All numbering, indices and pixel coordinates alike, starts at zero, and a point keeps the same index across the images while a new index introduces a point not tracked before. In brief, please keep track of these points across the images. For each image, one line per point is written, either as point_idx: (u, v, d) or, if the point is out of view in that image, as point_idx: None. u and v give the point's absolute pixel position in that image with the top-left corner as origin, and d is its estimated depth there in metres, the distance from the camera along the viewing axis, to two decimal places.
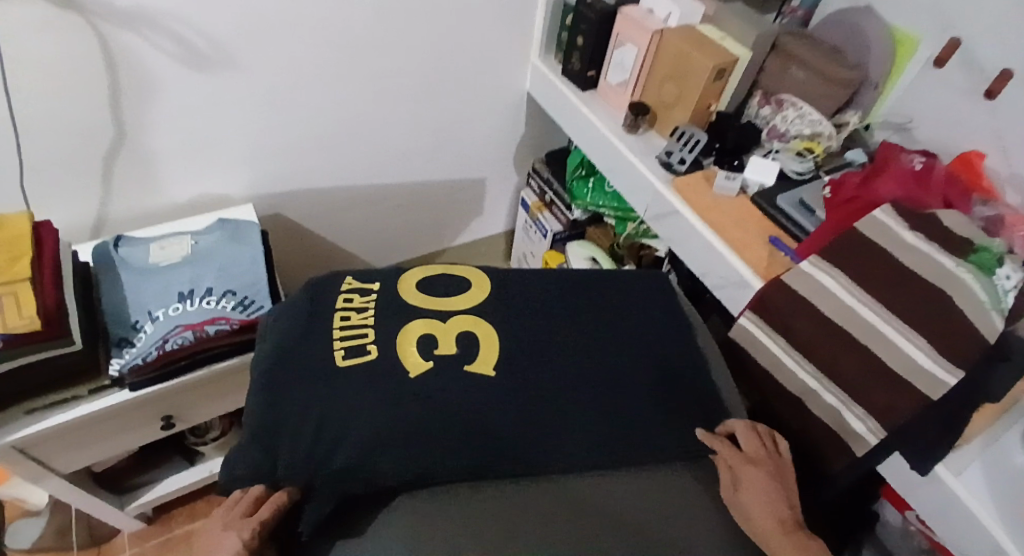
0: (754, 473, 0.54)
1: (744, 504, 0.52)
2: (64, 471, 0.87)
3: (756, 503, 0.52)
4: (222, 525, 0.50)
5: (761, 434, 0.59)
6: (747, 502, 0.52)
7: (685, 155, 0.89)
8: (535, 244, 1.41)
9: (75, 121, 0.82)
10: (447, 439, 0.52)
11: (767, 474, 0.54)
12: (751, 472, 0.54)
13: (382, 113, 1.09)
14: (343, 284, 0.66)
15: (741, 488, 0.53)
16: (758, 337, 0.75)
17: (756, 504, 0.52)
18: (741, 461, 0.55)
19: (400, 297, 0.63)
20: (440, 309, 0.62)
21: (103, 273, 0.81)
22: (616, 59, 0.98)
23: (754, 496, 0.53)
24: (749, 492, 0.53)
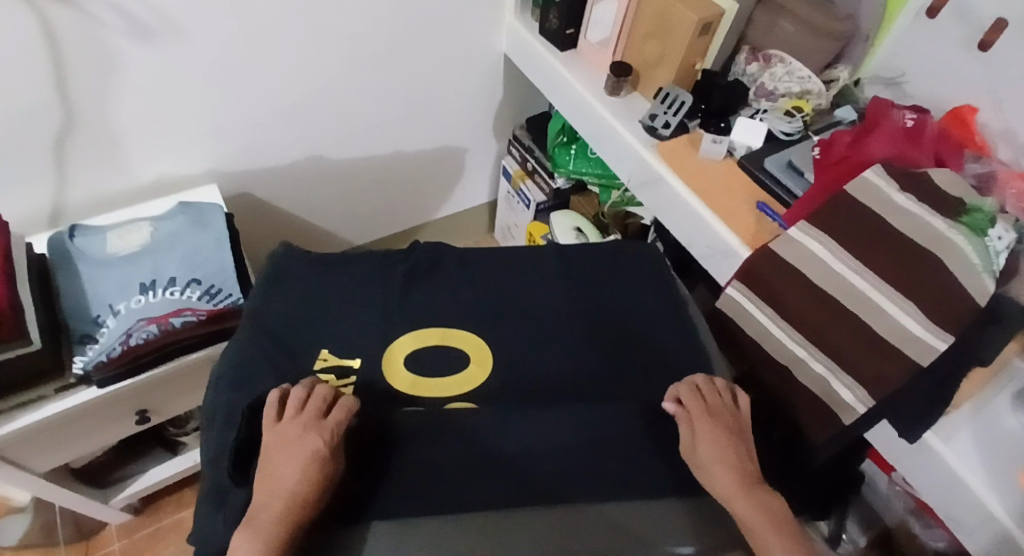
0: (710, 427, 0.55)
1: (701, 445, 0.54)
2: (39, 471, 0.84)
3: (710, 448, 0.54)
4: (295, 435, 0.51)
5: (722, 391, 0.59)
6: (705, 448, 0.54)
7: (669, 118, 0.84)
8: (518, 215, 1.37)
9: (13, 104, 0.76)
10: (465, 482, 0.53)
11: (706, 410, 0.56)
12: (697, 413, 0.56)
13: (349, 80, 1.03)
14: (319, 358, 0.65)
15: (693, 426, 0.55)
16: (746, 307, 0.73)
17: (712, 446, 0.54)
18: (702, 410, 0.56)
19: (385, 382, 0.63)
20: (431, 393, 0.62)
21: (59, 266, 0.76)
22: (596, 16, 0.95)
23: (706, 434, 0.54)
24: (707, 435, 0.54)
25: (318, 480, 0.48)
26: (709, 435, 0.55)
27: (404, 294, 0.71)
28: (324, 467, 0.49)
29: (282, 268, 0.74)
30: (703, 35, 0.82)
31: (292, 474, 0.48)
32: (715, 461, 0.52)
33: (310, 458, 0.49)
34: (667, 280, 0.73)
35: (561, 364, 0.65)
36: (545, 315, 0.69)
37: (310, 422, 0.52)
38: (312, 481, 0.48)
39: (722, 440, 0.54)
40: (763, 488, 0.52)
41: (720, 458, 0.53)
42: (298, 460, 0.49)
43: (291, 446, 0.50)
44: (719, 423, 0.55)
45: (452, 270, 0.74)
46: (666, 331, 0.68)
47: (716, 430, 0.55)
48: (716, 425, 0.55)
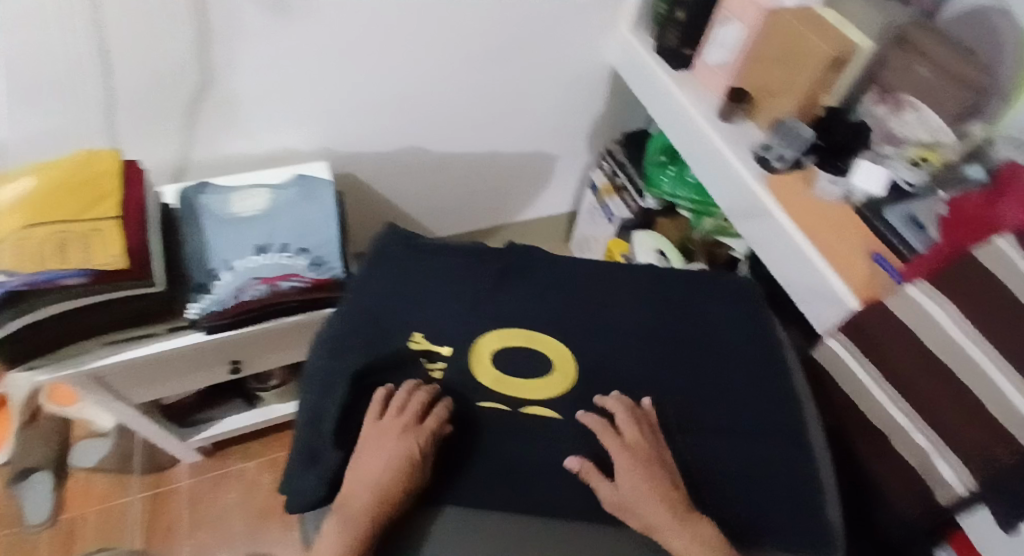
0: (623, 461, 0.54)
1: (621, 485, 0.53)
2: (136, 401, 0.92)
3: (632, 486, 0.52)
4: (391, 436, 0.55)
5: (639, 419, 0.58)
6: (628, 485, 0.52)
7: (785, 152, 0.83)
8: (600, 229, 1.38)
9: (160, 63, 0.83)
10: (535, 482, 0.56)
11: (624, 449, 0.55)
12: (615, 453, 0.55)
13: (458, 77, 1.06)
14: (412, 340, 0.67)
15: (618, 474, 0.53)
16: (843, 360, 0.72)
17: (632, 483, 0.52)
18: (621, 447, 0.55)
19: (470, 374, 0.65)
20: (510, 394, 0.63)
21: (185, 217, 0.82)
22: (717, 38, 0.92)
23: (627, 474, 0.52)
24: (627, 474, 0.53)
25: (405, 484, 0.53)
26: (635, 477, 0.53)
27: (497, 287, 0.72)
28: (409, 474, 0.53)
29: (383, 251, 0.76)
30: (832, 71, 0.80)
31: (382, 474, 0.53)
32: (652, 508, 0.51)
33: (402, 463, 0.53)
34: (763, 315, 0.71)
35: (647, 382, 0.65)
36: (638, 336, 0.69)
37: (409, 426, 0.55)
38: (399, 484, 0.52)
39: (642, 475, 0.53)
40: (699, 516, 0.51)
41: (656, 503, 0.51)
42: (390, 461, 0.53)
43: (385, 447, 0.55)
44: (642, 463, 0.54)
45: (545, 274, 0.74)
46: (757, 371, 0.66)
47: (636, 467, 0.54)
48: (642, 465, 0.53)
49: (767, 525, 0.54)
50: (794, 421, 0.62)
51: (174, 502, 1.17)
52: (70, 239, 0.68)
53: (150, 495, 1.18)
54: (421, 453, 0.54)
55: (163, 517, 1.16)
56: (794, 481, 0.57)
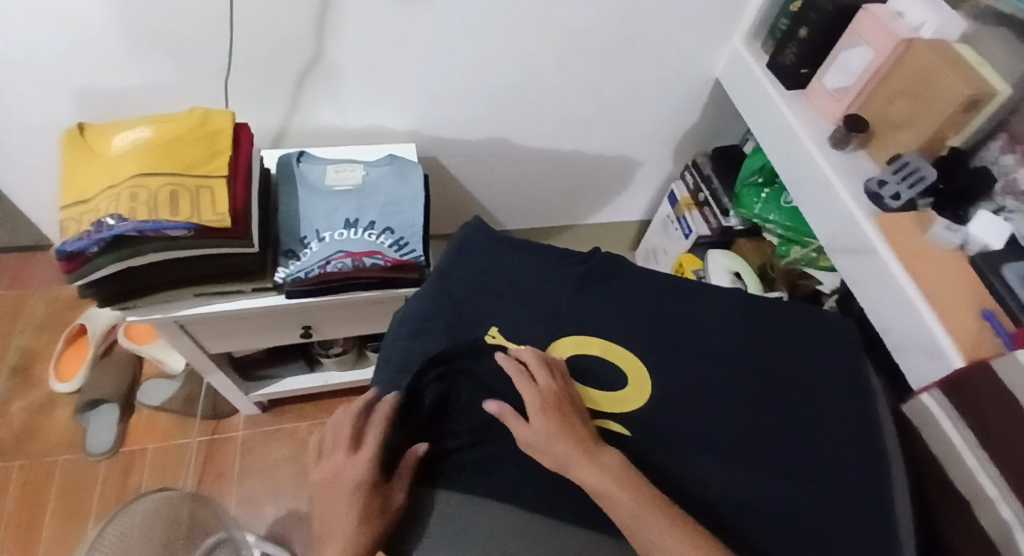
0: (529, 397, 0.58)
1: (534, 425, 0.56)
2: (212, 350, 0.96)
3: (542, 426, 0.56)
4: (362, 501, 0.54)
5: (554, 371, 0.61)
6: (539, 423, 0.56)
7: (901, 191, 0.77)
8: (672, 242, 1.34)
9: (278, 30, 0.87)
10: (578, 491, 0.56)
11: (536, 393, 0.58)
12: (528, 395, 0.58)
13: (556, 73, 1.05)
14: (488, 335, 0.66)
15: (532, 418, 0.57)
16: (934, 416, 0.68)
17: (542, 424, 0.56)
18: (528, 383, 0.58)
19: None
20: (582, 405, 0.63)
21: (283, 183, 0.86)
22: (842, 60, 0.87)
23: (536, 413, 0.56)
24: (543, 418, 0.56)
25: (371, 518, 0.54)
26: (547, 418, 0.57)
27: (581, 286, 0.71)
28: (369, 505, 0.54)
29: (468, 239, 0.76)
30: (965, 113, 0.75)
31: (346, 520, 0.53)
32: (563, 450, 0.55)
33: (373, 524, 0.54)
34: (860, 360, 0.67)
35: (723, 410, 0.62)
36: (718, 361, 0.66)
37: (348, 457, 0.56)
38: (363, 522, 0.53)
39: (554, 419, 0.56)
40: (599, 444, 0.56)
41: (565, 445, 0.55)
42: (348, 501, 0.54)
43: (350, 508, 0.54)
44: (553, 406, 0.57)
45: (630, 282, 0.72)
46: (848, 422, 0.61)
47: (549, 410, 0.57)
48: (552, 410, 0.57)
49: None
50: (886, 477, 0.57)
51: (228, 449, 1.23)
52: (180, 193, 0.72)
53: (208, 439, 1.23)
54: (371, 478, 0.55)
55: (217, 461, 1.21)
56: (868, 535, 0.53)
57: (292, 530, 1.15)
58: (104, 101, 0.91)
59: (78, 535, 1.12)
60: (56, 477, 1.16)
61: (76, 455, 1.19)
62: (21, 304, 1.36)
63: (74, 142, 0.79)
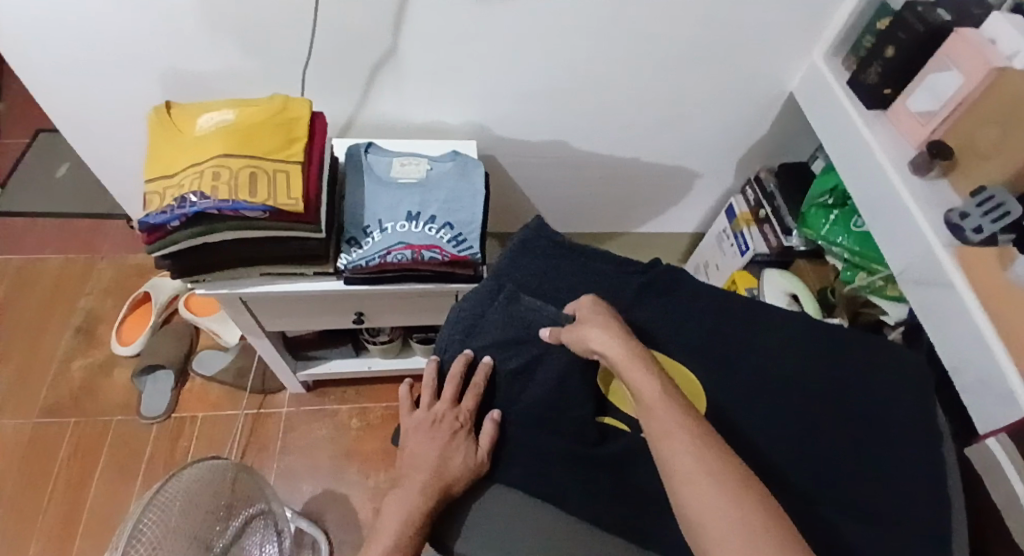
0: (587, 312, 0.62)
1: (583, 330, 0.60)
2: (268, 328, 1.00)
3: (594, 328, 0.60)
4: (431, 421, 0.64)
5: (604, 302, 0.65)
6: (587, 326, 0.60)
7: (983, 224, 0.71)
8: (726, 257, 1.31)
9: (359, 22, 0.89)
10: (618, 507, 0.56)
11: (591, 308, 0.62)
12: (585, 309, 0.63)
13: (626, 79, 1.04)
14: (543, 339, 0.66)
15: (582, 320, 0.61)
16: (1001, 464, 0.65)
17: (589, 326, 0.60)
18: (591, 301, 0.64)
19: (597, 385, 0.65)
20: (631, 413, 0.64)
21: (352, 173, 0.88)
22: (928, 84, 0.83)
23: (590, 318, 0.61)
24: (590, 326, 0.60)
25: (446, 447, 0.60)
26: (595, 326, 0.60)
27: (640, 294, 0.70)
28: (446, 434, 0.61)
29: (529, 241, 0.74)
30: None
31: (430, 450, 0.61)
32: (596, 338, 0.58)
33: (448, 441, 0.60)
34: (929, 398, 0.64)
35: (775, 438, 0.61)
36: (776, 387, 0.64)
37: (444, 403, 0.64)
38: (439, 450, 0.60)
39: (609, 326, 0.60)
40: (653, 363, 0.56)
41: (603, 335, 0.58)
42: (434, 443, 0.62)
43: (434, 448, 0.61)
44: (605, 316, 0.61)
45: (687, 296, 0.71)
46: (910, 464, 0.59)
47: (602, 320, 0.60)
48: (605, 322, 0.60)
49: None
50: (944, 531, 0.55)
51: (272, 424, 1.27)
52: (258, 176, 0.75)
53: (254, 412, 1.28)
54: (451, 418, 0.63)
55: (261, 435, 1.25)
56: None
57: (326, 509, 1.18)
58: (187, 82, 0.96)
59: (127, 492, 1.18)
60: (110, 435, 1.23)
61: (132, 416, 1.25)
62: (93, 267, 1.43)
63: (161, 120, 0.83)
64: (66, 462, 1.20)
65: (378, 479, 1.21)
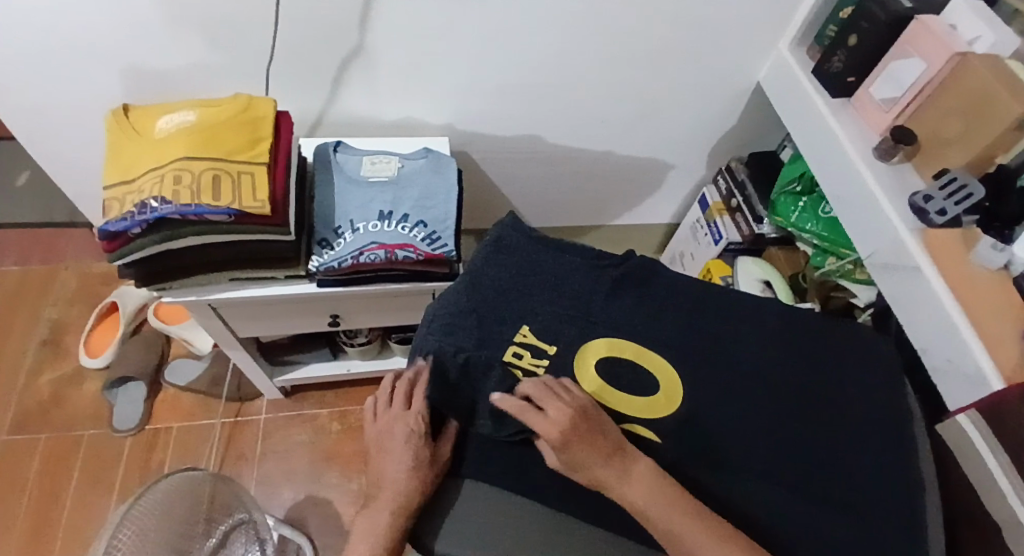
0: (546, 428, 0.55)
1: (559, 449, 0.54)
2: (241, 334, 0.98)
3: (569, 446, 0.54)
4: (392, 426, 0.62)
5: (554, 387, 0.58)
6: (562, 446, 0.54)
7: (947, 207, 0.71)
8: (700, 247, 1.33)
9: (324, 18, 0.87)
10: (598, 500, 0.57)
11: (554, 418, 0.55)
12: (540, 425, 0.55)
13: (599, 72, 1.04)
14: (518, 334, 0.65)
15: (549, 437, 0.55)
16: (970, 439, 0.66)
17: (564, 446, 0.54)
18: (546, 403, 0.56)
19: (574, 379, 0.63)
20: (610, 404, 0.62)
21: (321, 172, 0.87)
22: (891, 71, 0.84)
23: (562, 440, 0.54)
24: (566, 447, 0.54)
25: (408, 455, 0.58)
26: (568, 442, 0.54)
27: (616, 285, 0.70)
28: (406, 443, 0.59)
29: (505, 235, 0.74)
30: (1016, 132, 0.70)
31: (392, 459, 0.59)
32: (543, 423, 0.55)
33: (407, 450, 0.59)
34: (897, 377, 0.66)
35: (752, 425, 0.61)
36: (751, 373, 0.65)
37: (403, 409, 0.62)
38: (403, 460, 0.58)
39: (582, 441, 0.55)
40: (631, 458, 0.55)
41: (550, 422, 0.55)
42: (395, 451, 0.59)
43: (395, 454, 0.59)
44: (571, 428, 0.55)
45: (663, 288, 0.71)
46: (882, 443, 0.60)
47: (570, 434, 0.54)
48: (577, 429, 0.55)
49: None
50: (917, 510, 0.56)
51: (250, 431, 1.24)
52: (223, 179, 0.73)
53: (230, 420, 1.25)
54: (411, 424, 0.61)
55: (239, 443, 1.23)
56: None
57: (308, 515, 1.17)
58: (148, 82, 0.93)
59: (101, 507, 1.14)
60: (81, 449, 1.19)
61: (103, 428, 1.22)
62: (58, 276, 1.39)
63: (121, 123, 0.80)
64: (36, 479, 1.16)
65: (360, 482, 1.20)
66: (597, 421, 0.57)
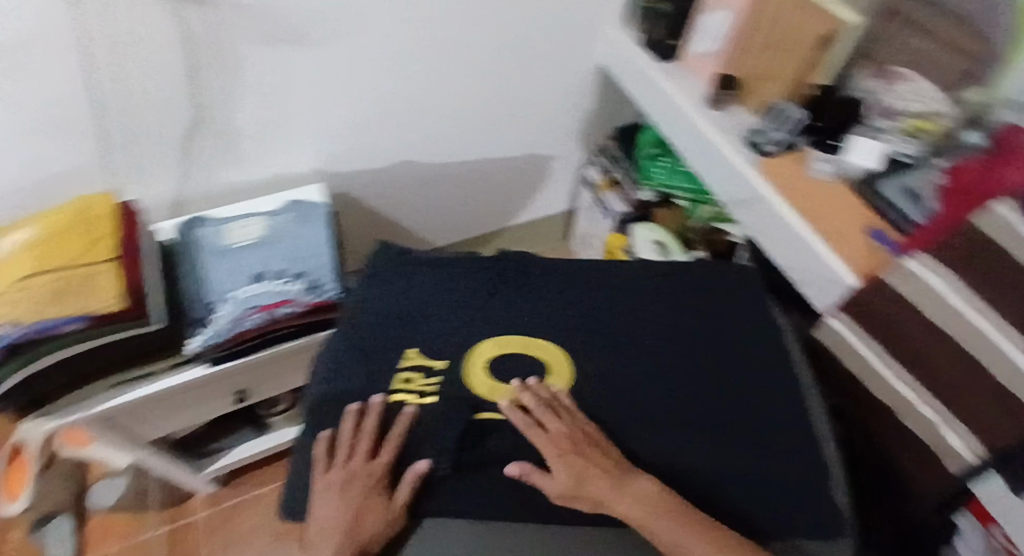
0: (549, 448, 0.55)
1: (554, 469, 0.54)
2: (145, 437, 0.91)
3: (562, 464, 0.54)
4: (342, 480, 0.56)
5: (557, 406, 0.59)
6: (556, 464, 0.54)
7: (777, 134, 0.81)
8: (597, 225, 1.36)
9: (150, 97, 0.84)
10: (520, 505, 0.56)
11: (551, 436, 0.56)
12: (541, 445, 0.55)
13: (452, 87, 1.06)
14: (405, 357, 0.65)
15: (550, 457, 0.55)
16: (848, 338, 0.71)
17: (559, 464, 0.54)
18: (549, 420, 0.57)
19: (467, 388, 0.62)
20: (504, 403, 0.61)
21: (183, 250, 0.83)
22: (704, 26, 0.90)
23: (558, 457, 0.54)
24: (558, 467, 0.54)
25: (360, 503, 0.55)
26: (564, 459, 0.54)
27: (497, 284, 0.71)
28: (359, 493, 0.55)
29: (376, 269, 0.74)
30: (821, 50, 0.80)
31: (338, 511, 0.54)
32: (544, 440, 0.56)
33: (358, 502, 0.55)
34: (761, 304, 0.71)
35: (647, 382, 0.63)
36: (636, 335, 0.67)
37: (357, 458, 0.57)
38: (351, 508, 0.54)
39: (580, 459, 0.54)
40: (630, 475, 0.54)
41: (549, 438, 0.56)
42: (341, 504, 0.55)
43: (341, 502, 0.55)
44: (570, 446, 0.55)
45: (543, 278, 0.72)
46: (765, 369, 0.64)
47: (567, 453, 0.54)
48: (574, 446, 0.55)
49: (768, 493, 0.55)
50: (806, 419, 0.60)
51: (194, 534, 1.18)
52: (72, 286, 0.72)
53: (169, 529, 1.18)
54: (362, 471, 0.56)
55: (184, 549, 1.16)
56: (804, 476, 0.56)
57: None
58: None
59: None
60: None
61: None
62: None
63: None
64: None
65: None
66: (596, 440, 0.56)
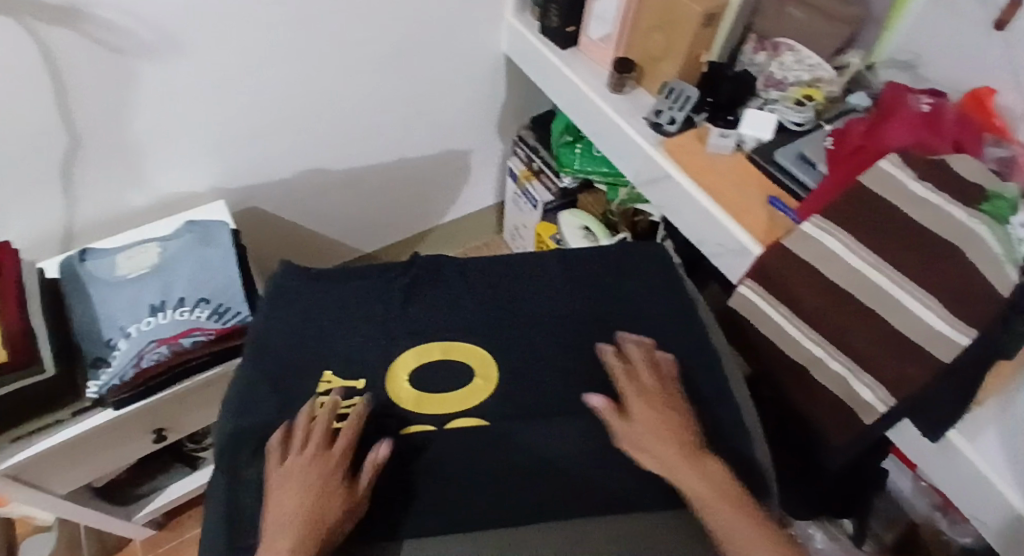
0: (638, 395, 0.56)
1: (635, 411, 0.55)
2: (59, 492, 0.84)
3: (646, 409, 0.55)
4: (298, 470, 0.50)
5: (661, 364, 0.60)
6: (636, 406, 0.55)
7: (675, 114, 0.82)
8: (525, 215, 1.36)
9: (17, 128, 0.77)
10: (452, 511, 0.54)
11: (639, 384, 0.57)
12: (629, 392, 0.56)
13: (356, 88, 1.03)
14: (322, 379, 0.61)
15: (633, 403, 0.55)
16: (756, 304, 0.72)
17: (642, 409, 0.55)
18: (650, 370, 0.58)
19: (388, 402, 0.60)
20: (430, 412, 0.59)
21: (71, 289, 0.78)
22: (597, 11, 0.91)
23: (641, 402, 0.55)
24: (642, 411, 0.55)
25: (322, 488, 0.48)
26: (647, 405, 0.55)
27: (409, 290, 0.69)
28: (320, 479, 0.49)
29: (281, 290, 0.70)
30: (707, 28, 0.79)
31: (298, 499, 0.48)
32: (634, 386, 0.56)
33: (318, 488, 0.48)
34: (675, 279, 0.72)
35: (567, 373, 0.63)
36: (553, 325, 0.67)
37: (315, 446, 0.52)
38: (312, 493, 0.48)
39: (662, 408, 0.55)
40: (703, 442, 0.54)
41: (638, 385, 0.57)
42: (301, 491, 0.48)
43: (299, 490, 0.48)
44: (658, 395, 0.56)
45: (456, 278, 0.71)
46: (680, 344, 0.65)
47: (652, 400, 0.55)
48: (660, 398, 0.56)
49: (701, 460, 0.55)
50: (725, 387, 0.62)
51: None
52: None
53: None
54: (324, 460, 0.51)
55: None
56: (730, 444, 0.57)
57: None
58: None
59: None
60: None
61: None
62: None
63: None
64: None
65: None
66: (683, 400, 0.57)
